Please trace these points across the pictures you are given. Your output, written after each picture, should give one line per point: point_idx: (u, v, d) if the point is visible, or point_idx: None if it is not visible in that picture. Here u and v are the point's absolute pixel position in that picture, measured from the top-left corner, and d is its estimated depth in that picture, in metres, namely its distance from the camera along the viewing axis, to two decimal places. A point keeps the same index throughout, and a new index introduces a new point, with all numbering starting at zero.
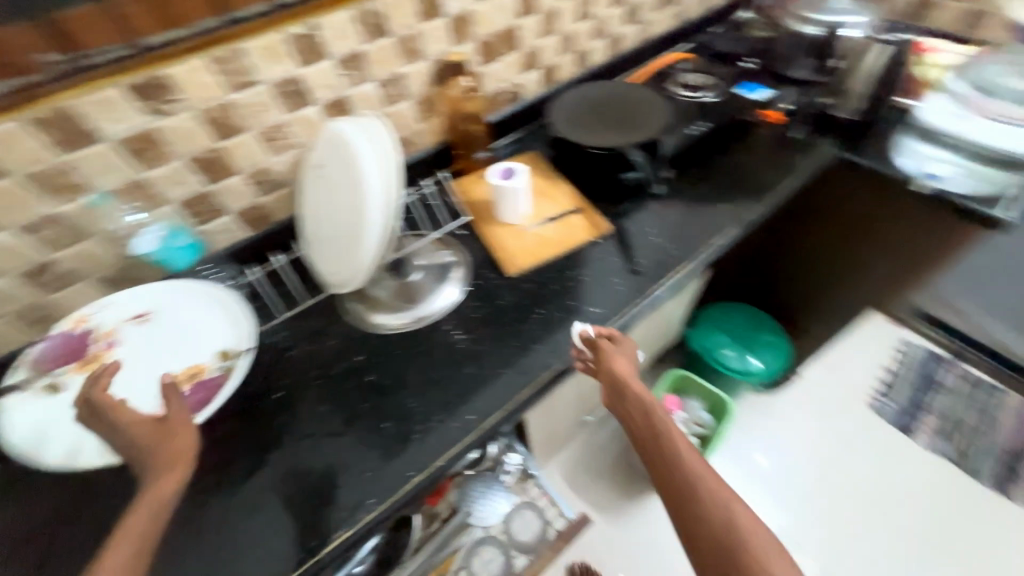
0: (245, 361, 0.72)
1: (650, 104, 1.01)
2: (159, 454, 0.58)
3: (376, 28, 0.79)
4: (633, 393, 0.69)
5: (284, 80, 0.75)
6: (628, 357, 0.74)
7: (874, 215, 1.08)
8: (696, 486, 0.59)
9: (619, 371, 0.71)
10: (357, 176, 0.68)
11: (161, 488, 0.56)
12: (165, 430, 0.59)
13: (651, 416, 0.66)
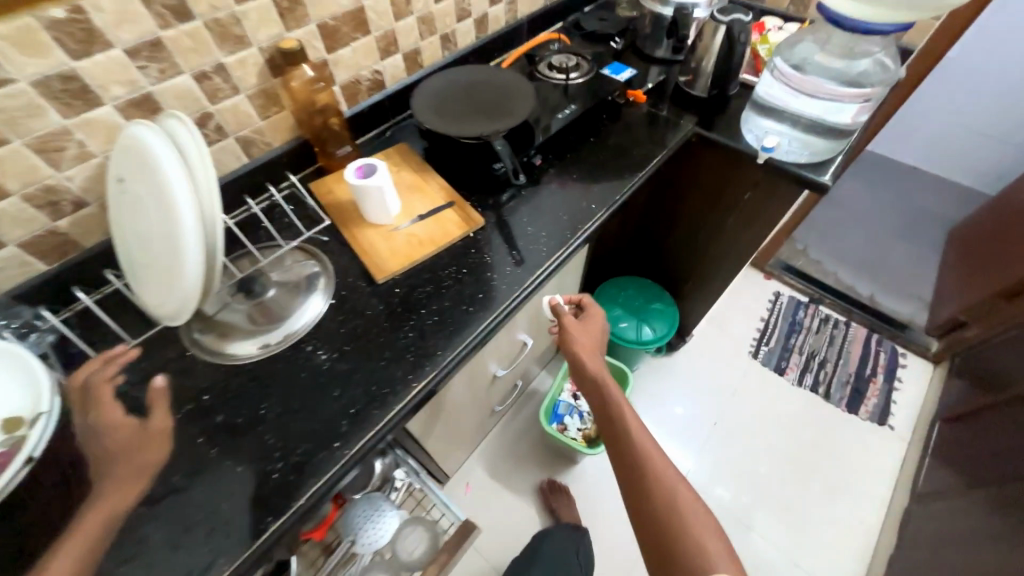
0: (41, 428, 0.60)
1: (517, 88, 0.99)
2: (120, 467, 0.60)
3: (177, 11, 0.66)
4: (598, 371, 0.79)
5: (56, 76, 0.60)
6: (595, 334, 0.86)
7: (728, 189, 1.12)
8: (641, 453, 0.71)
9: (588, 345, 0.84)
10: (161, 186, 0.57)
11: (122, 496, 0.58)
12: (134, 437, 0.63)
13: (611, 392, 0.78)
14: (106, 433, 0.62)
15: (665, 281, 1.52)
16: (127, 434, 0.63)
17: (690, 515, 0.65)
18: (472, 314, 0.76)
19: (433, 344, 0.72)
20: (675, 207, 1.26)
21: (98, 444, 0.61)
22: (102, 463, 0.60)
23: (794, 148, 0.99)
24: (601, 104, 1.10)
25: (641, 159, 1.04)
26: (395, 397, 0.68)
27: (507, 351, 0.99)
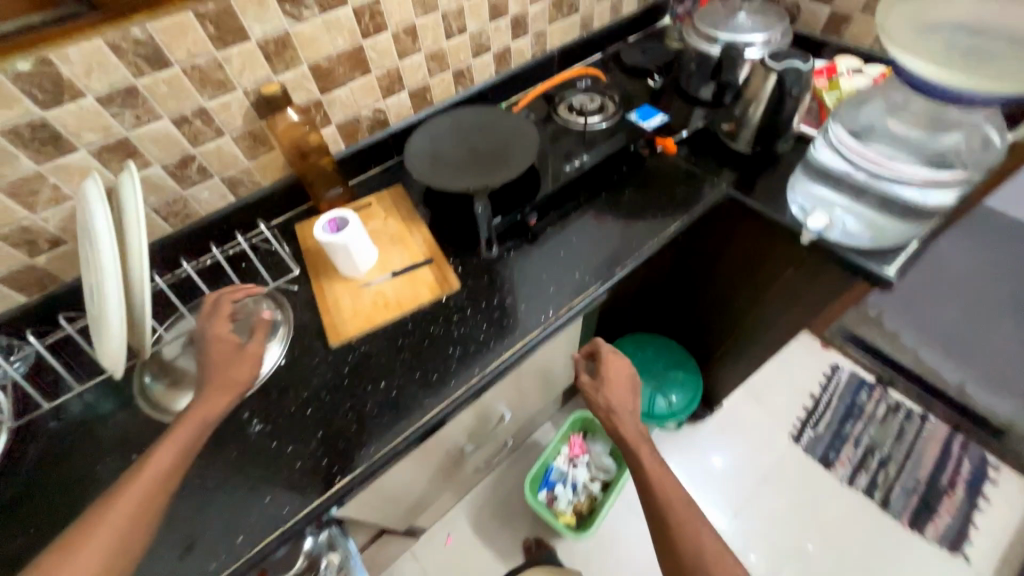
0: None
1: (520, 134, 0.91)
2: (219, 380, 0.59)
3: (152, 58, 0.65)
4: (622, 419, 0.72)
5: (25, 124, 0.61)
6: (619, 380, 0.76)
7: (768, 263, 0.94)
8: (671, 504, 0.63)
9: (611, 393, 0.74)
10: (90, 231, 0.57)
11: (212, 408, 0.57)
12: (233, 352, 0.62)
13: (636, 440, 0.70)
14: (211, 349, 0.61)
15: (694, 345, 1.34)
16: (224, 351, 0.61)
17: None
18: (421, 398, 0.68)
19: (371, 429, 0.65)
20: (706, 271, 1.08)
21: (203, 356, 0.61)
22: (202, 374, 0.60)
23: (853, 226, 0.80)
24: (622, 153, 0.97)
25: (659, 220, 0.90)
26: (316, 489, 0.61)
27: (481, 426, 0.89)
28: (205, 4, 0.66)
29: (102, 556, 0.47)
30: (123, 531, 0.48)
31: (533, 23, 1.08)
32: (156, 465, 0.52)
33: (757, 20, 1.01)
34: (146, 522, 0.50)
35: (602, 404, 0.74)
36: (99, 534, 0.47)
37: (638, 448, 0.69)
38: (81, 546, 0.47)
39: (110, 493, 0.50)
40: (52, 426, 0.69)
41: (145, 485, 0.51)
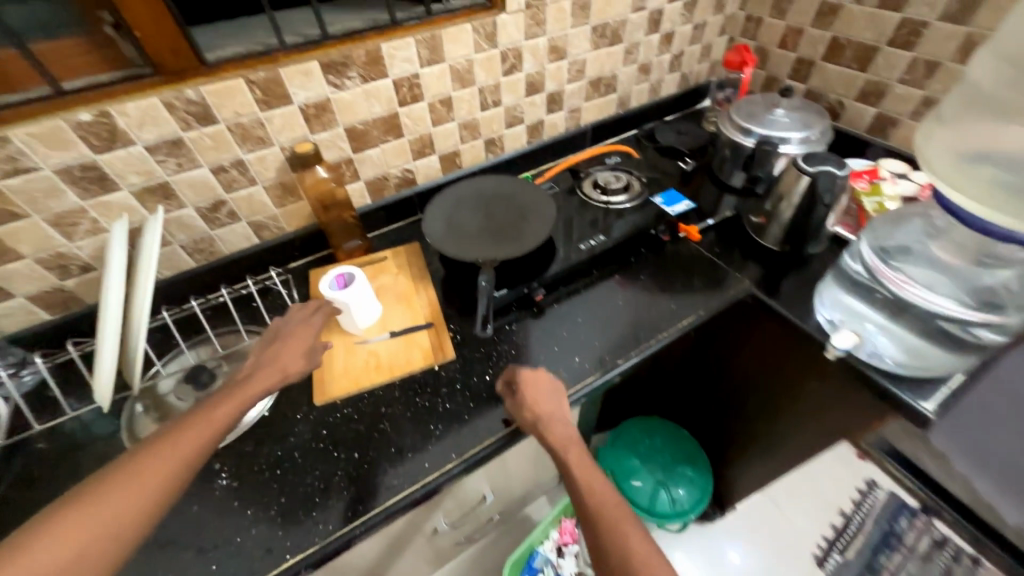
0: None
1: (538, 208, 0.92)
2: (277, 362, 0.66)
3: (201, 115, 0.71)
4: (553, 426, 0.65)
5: (78, 165, 0.66)
6: (546, 391, 0.68)
7: (785, 373, 0.88)
8: (603, 515, 0.58)
9: (538, 400, 0.67)
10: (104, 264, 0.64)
11: (267, 381, 0.62)
12: (304, 346, 0.69)
13: (564, 447, 0.64)
14: (287, 337, 0.70)
15: (707, 437, 1.24)
16: (297, 340, 0.69)
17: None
18: (391, 476, 0.65)
19: (334, 503, 0.63)
20: (725, 363, 1.01)
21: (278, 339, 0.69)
22: (266, 355, 0.66)
23: (885, 348, 0.73)
24: (641, 236, 0.96)
25: (672, 312, 0.86)
26: (264, 563, 0.58)
27: (458, 505, 0.84)
28: (257, 72, 0.72)
29: (148, 492, 0.48)
30: (170, 472, 0.50)
31: (569, 100, 1.11)
32: (209, 418, 0.55)
33: (796, 116, 0.99)
34: (190, 469, 0.52)
35: (531, 416, 0.65)
36: (149, 470, 0.49)
37: (565, 451, 0.64)
38: (131, 479, 0.48)
39: (162, 436, 0.52)
40: (36, 448, 0.70)
41: (198, 434, 0.53)
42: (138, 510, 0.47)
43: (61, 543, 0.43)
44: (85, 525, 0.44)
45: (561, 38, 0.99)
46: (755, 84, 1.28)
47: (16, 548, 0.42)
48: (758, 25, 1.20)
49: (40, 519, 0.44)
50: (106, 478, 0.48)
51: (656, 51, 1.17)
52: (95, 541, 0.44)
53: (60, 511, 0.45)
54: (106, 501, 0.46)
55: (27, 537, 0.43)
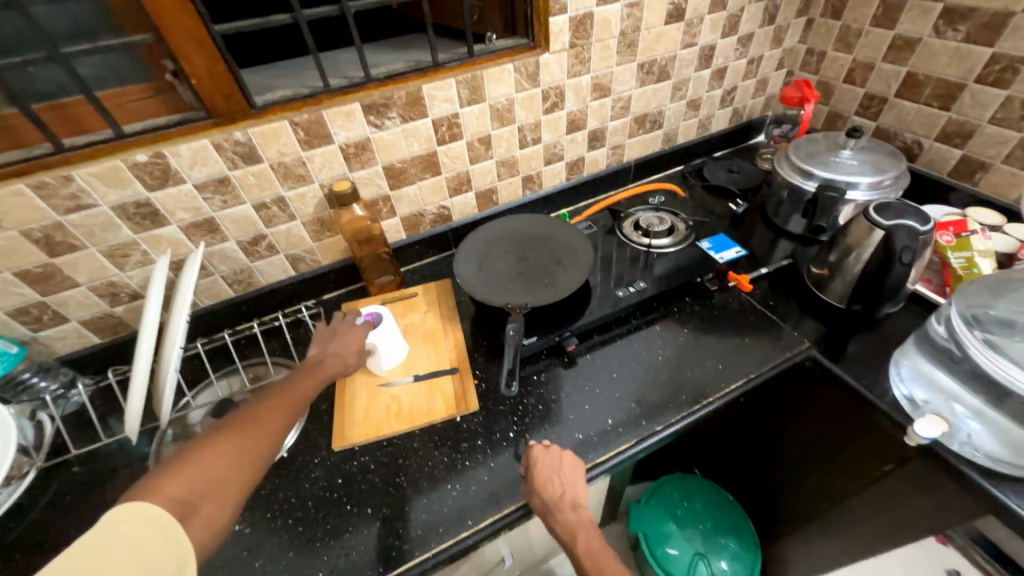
0: None
1: (574, 251, 0.89)
2: (341, 352, 0.72)
3: (247, 155, 0.73)
4: (563, 511, 0.59)
5: (133, 202, 0.70)
6: (555, 469, 0.63)
7: (849, 450, 0.77)
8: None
9: (548, 480, 0.61)
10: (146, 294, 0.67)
11: (334, 366, 0.70)
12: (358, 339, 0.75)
13: (576, 532, 0.60)
14: (341, 333, 0.75)
15: (755, 503, 1.12)
16: (352, 333, 0.76)
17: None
18: (403, 541, 0.61)
19: (341, 565, 0.59)
20: (780, 426, 0.91)
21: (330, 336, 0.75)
22: (331, 345, 0.73)
23: (980, 437, 0.61)
24: (686, 285, 0.89)
25: (718, 372, 0.78)
26: None
27: (475, 567, 0.79)
28: (301, 114, 0.74)
29: (268, 432, 0.53)
30: (280, 421, 0.55)
31: (612, 136, 1.08)
32: (297, 389, 0.62)
33: (865, 159, 0.90)
34: (292, 421, 0.57)
35: (540, 501, 0.60)
36: (263, 419, 0.54)
37: (575, 537, 0.60)
38: (256, 424, 0.53)
39: (263, 397, 0.58)
40: (70, 472, 0.72)
41: (292, 398, 0.60)
42: (263, 445, 0.52)
43: (206, 466, 0.46)
44: (224, 451, 0.48)
45: (605, 76, 0.96)
46: (816, 120, 1.20)
47: (172, 467, 0.46)
48: (821, 58, 1.12)
49: (185, 448, 0.48)
50: (230, 421, 0.52)
51: (707, 86, 1.12)
52: (233, 465, 0.48)
53: (201, 441, 0.49)
54: (235, 437, 0.50)
55: (176, 461, 0.46)
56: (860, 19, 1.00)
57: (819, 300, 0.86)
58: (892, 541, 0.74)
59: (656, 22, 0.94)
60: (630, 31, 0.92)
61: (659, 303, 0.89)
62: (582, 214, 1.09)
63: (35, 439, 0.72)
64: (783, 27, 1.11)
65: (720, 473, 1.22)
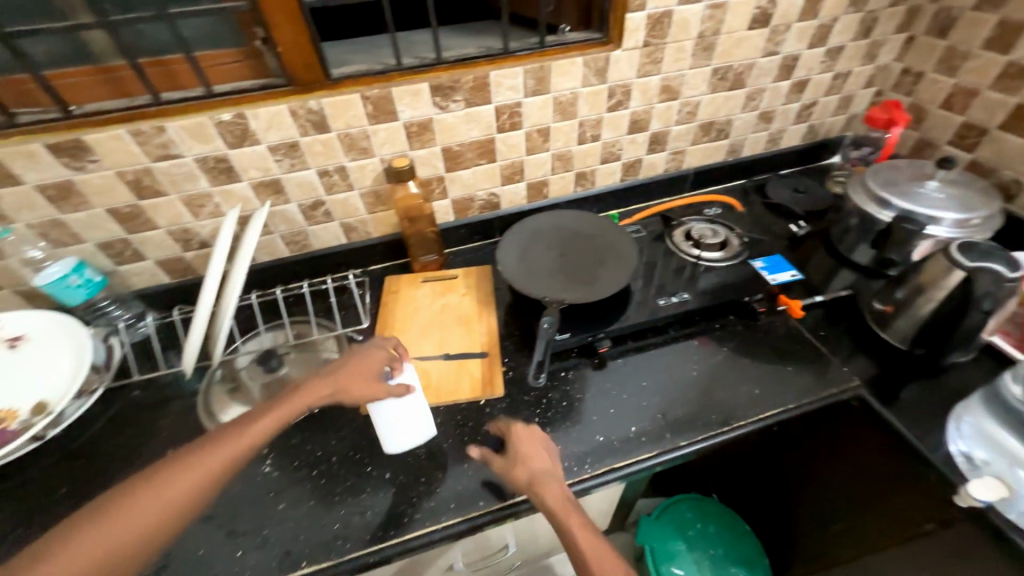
0: (42, 426, 0.68)
1: (620, 254, 0.87)
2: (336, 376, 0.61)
3: (317, 124, 0.77)
4: (543, 484, 0.59)
5: (212, 157, 0.75)
6: (534, 450, 0.63)
7: (885, 502, 0.73)
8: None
9: (524, 458, 0.62)
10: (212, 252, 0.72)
11: (317, 398, 0.59)
12: (377, 373, 0.62)
13: (558, 510, 0.58)
14: (358, 359, 0.63)
15: (773, 539, 1.07)
16: (371, 358, 0.63)
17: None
18: (414, 510, 0.64)
19: (355, 521, 0.63)
20: (812, 464, 0.86)
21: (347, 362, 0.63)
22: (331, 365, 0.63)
23: None
24: (732, 303, 0.86)
25: (753, 397, 0.75)
26: (282, 565, 0.59)
27: (478, 548, 0.81)
28: (371, 89, 0.77)
29: (170, 507, 0.48)
30: (195, 489, 0.49)
31: (674, 141, 1.05)
32: (246, 433, 0.54)
33: (953, 193, 0.82)
34: (216, 483, 0.51)
35: (523, 475, 0.60)
36: (178, 481, 0.49)
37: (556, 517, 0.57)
38: (192, 466, 0.50)
39: (200, 442, 0.52)
40: (133, 393, 0.80)
41: (231, 450, 0.52)
42: (156, 525, 0.47)
43: (81, 551, 0.44)
44: (104, 535, 0.45)
45: (675, 78, 0.93)
46: (902, 145, 1.11)
47: (48, 546, 0.44)
48: (918, 79, 1.03)
49: (74, 520, 0.46)
50: (139, 484, 0.48)
51: (784, 99, 1.06)
52: (112, 550, 0.45)
53: (90, 516, 0.46)
54: (128, 513, 0.47)
55: (58, 537, 0.45)
56: (969, 41, 0.91)
57: (877, 338, 0.81)
58: None
59: (738, 27, 0.90)
60: (708, 34, 0.89)
61: (700, 317, 0.86)
62: (632, 217, 1.07)
63: (106, 359, 0.80)
64: (879, 42, 1.03)
65: (740, 502, 1.17)
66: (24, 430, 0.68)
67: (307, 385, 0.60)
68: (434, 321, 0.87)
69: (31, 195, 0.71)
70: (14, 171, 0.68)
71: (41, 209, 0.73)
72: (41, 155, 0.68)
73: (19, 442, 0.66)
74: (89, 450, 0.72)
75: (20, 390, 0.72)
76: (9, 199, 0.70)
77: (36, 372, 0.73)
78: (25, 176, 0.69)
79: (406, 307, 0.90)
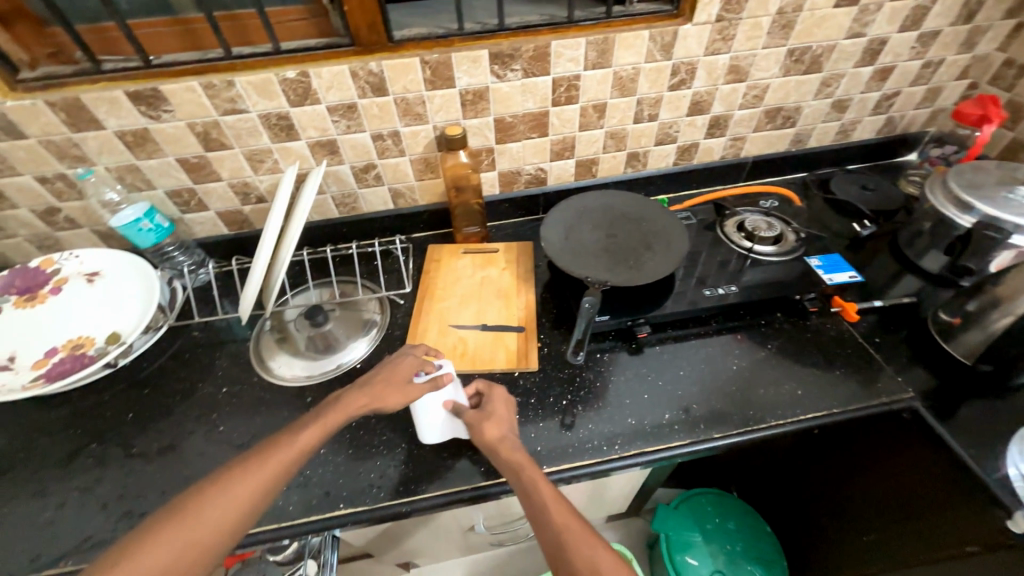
0: (115, 353, 0.74)
1: (667, 241, 0.85)
2: (372, 387, 0.63)
3: (376, 86, 0.78)
4: (509, 444, 0.62)
5: (275, 114, 0.78)
6: (504, 414, 0.66)
7: (926, 520, 0.69)
8: (565, 540, 0.51)
9: (495, 417, 0.65)
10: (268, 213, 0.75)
11: (356, 406, 0.61)
12: (411, 382, 0.64)
13: (522, 465, 0.59)
14: (391, 368, 0.65)
15: (795, 544, 1.05)
16: (405, 368, 0.65)
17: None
18: (445, 469, 0.66)
19: (389, 473, 0.66)
20: (849, 472, 0.84)
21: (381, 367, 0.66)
22: (366, 378, 0.64)
23: None
24: (782, 300, 0.82)
25: (795, 398, 0.73)
26: (321, 504, 0.64)
27: (499, 514, 0.84)
28: (431, 54, 0.76)
29: (235, 511, 0.49)
30: (255, 492, 0.51)
31: (736, 126, 0.99)
32: (298, 440, 0.56)
33: None
34: (273, 487, 0.53)
35: (493, 432, 0.63)
36: (240, 486, 0.51)
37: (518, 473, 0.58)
38: (250, 472, 0.52)
39: (256, 450, 0.55)
40: (191, 334, 0.85)
41: (285, 457, 0.54)
42: (222, 528, 0.49)
43: (153, 556, 0.45)
44: (175, 540, 0.47)
45: (746, 58, 0.88)
46: (992, 146, 1.01)
47: (120, 554, 0.45)
48: (1022, 72, 0.93)
49: (143, 528, 0.47)
50: (202, 491, 0.50)
51: (862, 87, 0.98)
52: (182, 554, 0.46)
53: (159, 523, 0.48)
54: (197, 518, 0.48)
55: (130, 545, 0.46)
56: None
57: (938, 350, 0.76)
58: None
59: (823, 4, 0.83)
60: (789, 11, 0.83)
61: (746, 312, 0.84)
62: (681, 204, 1.03)
63: (169, 300, 0.86)
64: (982, 28, 0.93)
65: (764, 503, 1.16)
66: (100, 356, 0.75)
67: (343, 392, 0.62)
68: (473, 292, 0.88)
69: (112, 141, 0.75)
70: (98, 116, 0.72)
71: (120, 154, 0.77)
72: (122, 102, 0.71)
73: (96, 366, 0.73)
74: (154, 380, 0.78)
75: (96, 321, 0.78)
76: (92, 143, 0.75)
77: (110, 306, 0.80)
78: (107, 121, 0.73)
79: (447, 276, 0.91)
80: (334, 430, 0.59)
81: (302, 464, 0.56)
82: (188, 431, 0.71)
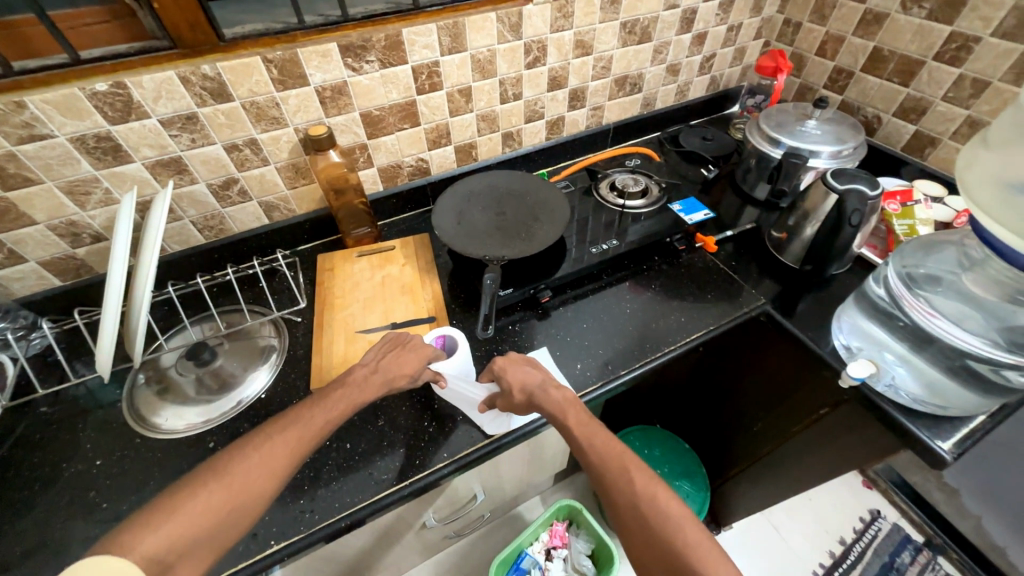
0: None
1: (553, 208, 0.91)
2: (387, 370, 0.64)
3: (216, 92, 0.70)
4: (539, 400, 0.65)
5: (93, 135, 0.67)
6: (519, 365, 0.68)
7: (791, 397, 0.85)
8: (607, 471, 0.58)
9: (517, 386, 0.65)
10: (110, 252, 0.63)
11: (364, 394, 0.62)
12: (330, 398, 0.60)
13: (564, 408, 0.64)
14: (331, 387, 0.62)
15: (709, 453, 1.23)
16: (415, 353, 0.67)
17: (694, 524, 0.51)
18: (382, 473, 0.65)
19: (321, 496, 0.63)
20: (736, 378, 0.99)
21: None
22: (383, 361, 0.66)
23: (903, 380, 0.68)
24: (657, 245, 0.93)
25: (681, 325, 0.84)
26: (248, 549, 0.59)
27: (449, 503, 0.85)
28: (275, 51, 0.71)
29: (270, 476, 0.51)
30: (278, 466, 0.52)
31: (593, 96, 1.08)
32: (287, 430, 0.55)
33: (829, 129, 0.94)
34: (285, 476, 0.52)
35: (507, 388, 0.65)
36: (274, 457, 0.52)
37: (564, 413, 0.64)
38: (279, 438, 0.53)
39: (281, 422, 0.55)
40: (39, 412, 0.71)
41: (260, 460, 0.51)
42: (258, 491, 0.50)
43: (200, 513, 0.46)
44: (217, 497, 0.48)
45: (587, 33, 0.96)
46: (788, 91, 1.24)
47: (161, 511, 0.45)
48: (797, 29, 1.14)
49: (188, 483, 0.48)
50: (252, 450, 0.52)
51: (687, 51, 1.13)
52: (228, 515, 0.48)
53: (207, 479, 0.48)
54: (234, 482, 0.49)
55: (174, 500, 0.47)
56: None
57: (776, 262, 0.93)
58: (820, 475, 0.84)
59: None
60: None
61: (630, 262, 0.93)
62: (560, 175, 1.11)
63: None
64: None
65: (679, 425, 1.34)
66: None
67: (355, 371, 0.64)
68: (376, 294, 0.85)
69: None
70: None
71: None
72: None
73: None
74: None
75: None
76: None
77: None
78: None
79: (345, 283, 0.87)
80: (345, 417, 0.59)
81: (315, 446, 0.56)
82: (60, 522, 0.60)
